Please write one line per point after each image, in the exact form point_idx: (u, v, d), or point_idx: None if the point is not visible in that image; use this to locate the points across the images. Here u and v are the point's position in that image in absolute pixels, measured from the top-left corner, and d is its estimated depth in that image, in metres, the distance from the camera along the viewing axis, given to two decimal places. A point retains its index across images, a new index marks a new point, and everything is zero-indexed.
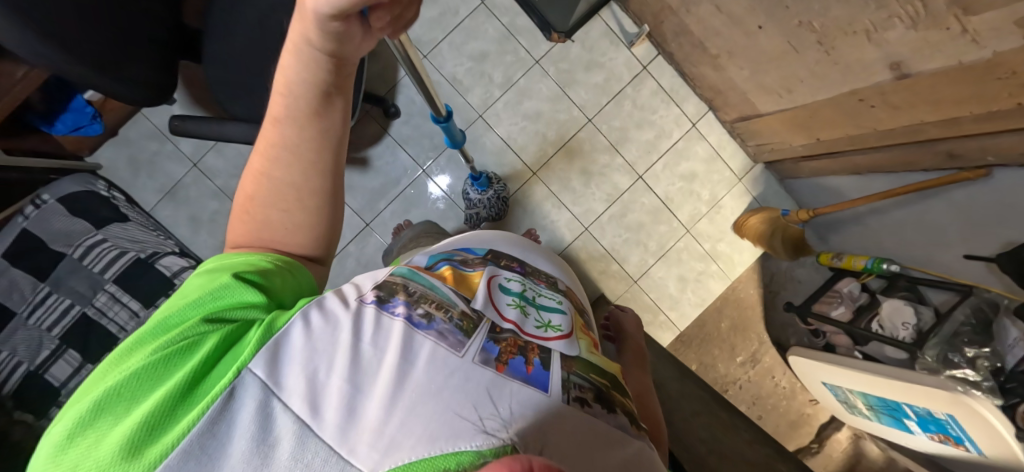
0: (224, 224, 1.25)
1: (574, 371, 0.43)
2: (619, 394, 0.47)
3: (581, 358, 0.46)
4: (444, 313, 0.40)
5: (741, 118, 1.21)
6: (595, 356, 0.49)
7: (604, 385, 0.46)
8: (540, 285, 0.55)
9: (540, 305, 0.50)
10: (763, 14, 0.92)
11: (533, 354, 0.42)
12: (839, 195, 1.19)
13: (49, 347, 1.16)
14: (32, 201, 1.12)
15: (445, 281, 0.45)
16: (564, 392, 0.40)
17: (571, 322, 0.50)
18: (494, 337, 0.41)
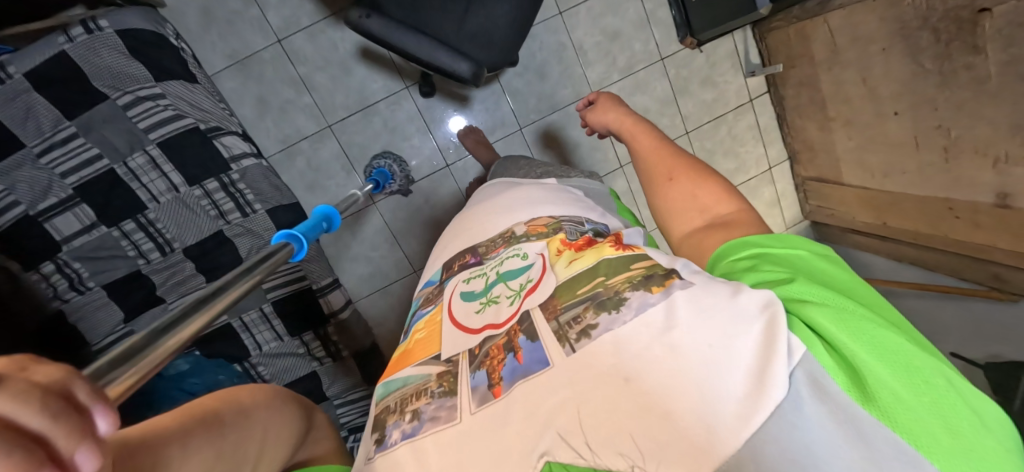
0: (293, 117, 1.13)
1: (560, 310, 0.44)
2: (618, 271, 0.45)
3: (557, 291, 0.46)
4: (427, 397, 0.44)
5: (818, 177, 1.32)
6: (575, 265, 0.49)
7: (600, 283, 0.44)
8: (500, 252, 0.58)
9: (504, 276, 0.53)
10: (907, 103, 1.00)
11: (515, 339, 0.44)
12: (867, 270, 1.35)
13: (59, 195, 1.00)
14: (82, 24, 0.94)
15: (408, 368, 0.49)
16: (560, 343, 0.41)
17: (538, 261, 0.52)
18: (476, 365, 0.44)
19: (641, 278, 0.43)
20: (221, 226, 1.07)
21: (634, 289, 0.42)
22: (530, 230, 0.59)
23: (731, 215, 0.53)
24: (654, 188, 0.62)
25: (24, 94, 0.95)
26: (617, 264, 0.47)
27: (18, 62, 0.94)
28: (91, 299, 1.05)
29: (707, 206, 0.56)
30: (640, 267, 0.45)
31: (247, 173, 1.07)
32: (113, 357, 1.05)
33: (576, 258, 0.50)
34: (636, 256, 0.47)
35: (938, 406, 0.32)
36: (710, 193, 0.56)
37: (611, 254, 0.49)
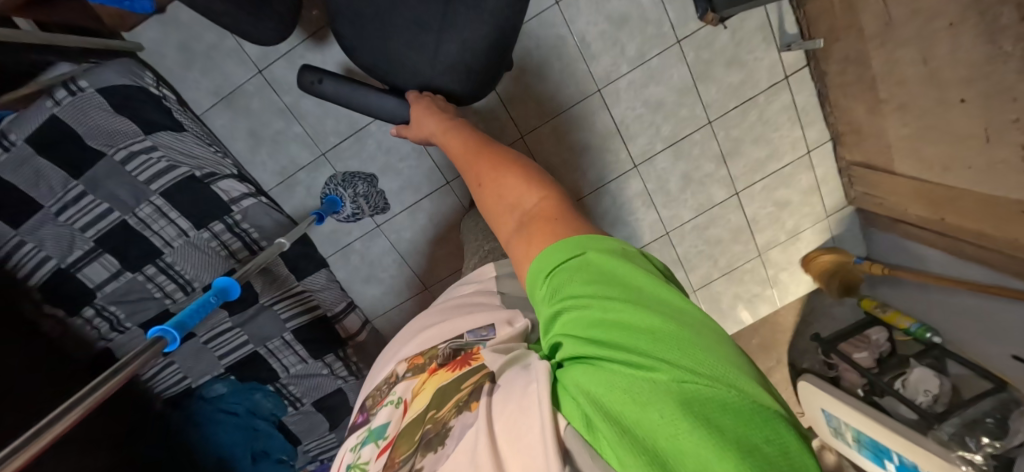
0: (285, 148, 1.10)
1: (406, 454, 0.45)
2: (447, 398, 0.48)
3: (404, 433, 0.48)
4: None
5: (864, 163, 1.16)
6: (418, 406, 0.50)
7: (432, 418, 0.47)
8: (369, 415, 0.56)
9: (372, 431, 0.53)
10: (976, 90, 0.81)
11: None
12: (922, 263, 1.20)
13: (82, 248, 1.06)
14: (65, 86, 0.92)
15: None
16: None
17: (403, 400, 0.53)
18: None
19: (465, 398, 0.46)
20: (232, 265, 1.10)
21: (458, 414, 0.45)
22: (405, 367, 0.58)
23: (537, 208, 0.56)
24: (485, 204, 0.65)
25: (29, 159, 0.97)
26: (448, 392, 0.49)
27: (18, 129, 0.95)
28: (130, 336, 1.14)
29: (520, 204, 0.59)
30: (464, 390, 0.47)
31: (248, 213, 1.09)
32: (159, 386, 1.16)
33: (420, 395, 0.51)
34: (471, 370, 0.50)
35: (654, 438, 0.34)
36: (523, 191, 0.60)
37: (445, 379, 0.51)
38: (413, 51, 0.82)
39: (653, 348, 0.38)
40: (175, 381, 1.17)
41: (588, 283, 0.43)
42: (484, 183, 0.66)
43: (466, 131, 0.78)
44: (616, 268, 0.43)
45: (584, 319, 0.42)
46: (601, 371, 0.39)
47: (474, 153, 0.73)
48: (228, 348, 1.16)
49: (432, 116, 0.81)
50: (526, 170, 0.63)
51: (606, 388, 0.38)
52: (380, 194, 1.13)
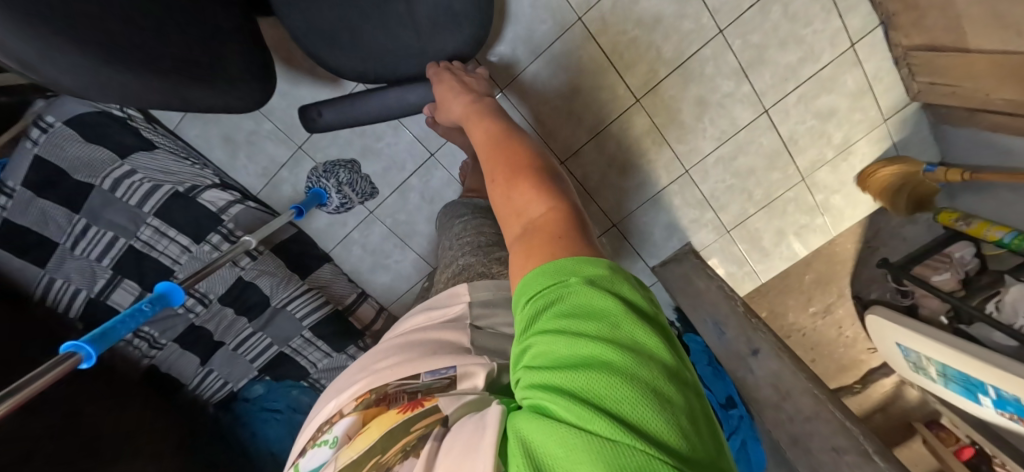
0: (263, 148, 1.06)
1: None
2: (394, 442, 0.41)
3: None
4: None
5: (928, 46, 0.92)
6: (359, 445, 0.43)
7: (374, 463, 0.40)
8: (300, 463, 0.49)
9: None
10: None
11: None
12: (1010, 157, 0.98)
13: (103, 276, 1.06)
14: (35, 125, 0.94)
15: None
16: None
17: (344, 433, 0.46)
18: None
19: (411, 445, 0.40)
20: (239, 273, 1.11)
21: (401, 463, 0.39)
22: (349, 404, 0.50)
23: (540, 220, 0.44)
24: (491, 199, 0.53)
25: (33, 201, 1.00)
26: (393, 434, 0.42)
27: (13, 175, 0.99)
28: (169, 352, 1.16)
29: (523, 211, 0.46)
30: (412, 434, 0.41)
31: (239, 220, 1.06)
32: (207, 392, 1.19)
33: (362, 434, 0.44)
34: (417, 411, 0.43)
35: None
36: (530, 192, 0.47)
37: (394, 417, 0.44)
38: (385, 32, 0.75)
39: (600, 394, 0.29)
40: (219, 387, 1.20)
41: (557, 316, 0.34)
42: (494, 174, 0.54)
43: (490, 113, 0.66)
44: (590, 304, 0.34)
45: (547, 352, 0.32)
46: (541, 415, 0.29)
47: (489, 135, 0.61)
48: (256, 352, 1.19)
49: (456, 97, 0.72)
50: (535, 173, 0.50)
51: (545, 437, 0.28)
52: (365, 179, 1.08)
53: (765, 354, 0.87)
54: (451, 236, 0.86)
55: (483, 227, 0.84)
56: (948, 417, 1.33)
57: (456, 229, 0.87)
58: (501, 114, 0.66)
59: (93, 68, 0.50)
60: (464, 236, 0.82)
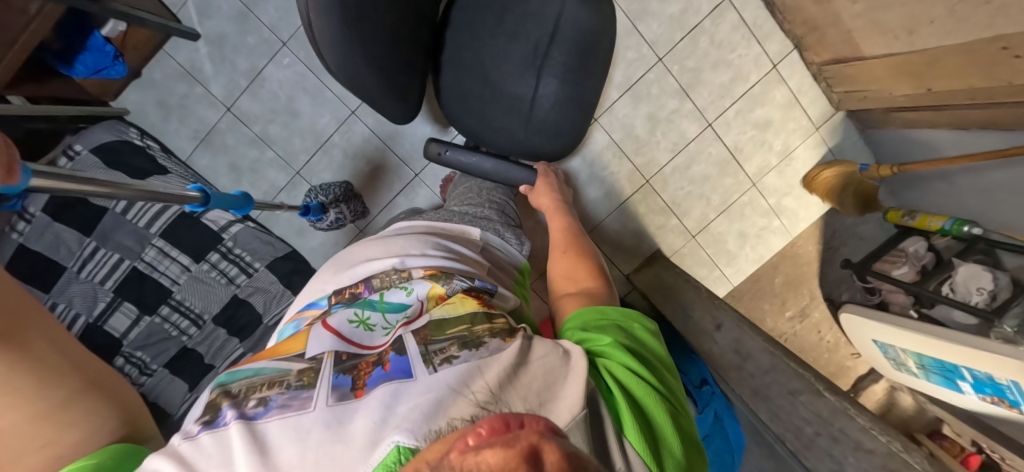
0: (265, 175, 1.18)
1: (430, 341, 0.43)
2: (480, 320, 0.46)
3: (429, 323, 0.46)
4: (279, 389, 0.40)
5: (834, 60, 1.09)
6: (446, 308, 0.48)
7: (465, 328, 0.45)
8: (370, 293, 0.53)
9: (383, 303, 0.50)
10: None
11: (386, 354, 0.43)
12: (930, 149, 1.10)
13: (105, 300, 1.12)
14: (64, 153, 1.06)
15: (265, 362, 0.44)
16: (425, 366, 0.40)
17: (421, 307, 0.50)
18: (344, 370, 0.41)
19: (497, 329, 0.45)
20: (233, 290, 1.18)
21: (492, 337, 0.44)
22: (423, 272, 0.54)
23: (594, 290, 0.64)
24: (553, 270, 0.73)
25: (48, 227, 1.11)
26: (481, 315, 0.47)
27: (34, 201, 1.09)
28: (159, 378, 1.12)
29: (580, 283, 0.66)
30: (502, 323, 0.46)
31: (237, 238, 1.18)
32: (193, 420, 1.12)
33: (447, 303, 0.49)
34: (501, 314, 0.49)
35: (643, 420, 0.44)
36: (585, 273, 0.68)
37: (480, 306, 0.49)
38: (507, 109, 0.86)
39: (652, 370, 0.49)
40: None
41: (623, 331, 0.52)
42: (562, 256, 0.74)
43: (565, 216, 0.86)
44: (645, 335, 0.53)
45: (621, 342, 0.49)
46: (624, 374, 0.46)
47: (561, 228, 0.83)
48: None
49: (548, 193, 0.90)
50: (593, 264, 0.71)
51: (627, 378, 0.45)
52: (358, 199, 1.16)
53: (728, 326, 0.91)
54: (455, 197, 0.91)
55: (494, 196, 0.91)
56: (945, 425, 1.30)
57: (460, 194, 0.92)
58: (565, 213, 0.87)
59: (349, 44, 0.57)
60: (474, 194, 0.89)
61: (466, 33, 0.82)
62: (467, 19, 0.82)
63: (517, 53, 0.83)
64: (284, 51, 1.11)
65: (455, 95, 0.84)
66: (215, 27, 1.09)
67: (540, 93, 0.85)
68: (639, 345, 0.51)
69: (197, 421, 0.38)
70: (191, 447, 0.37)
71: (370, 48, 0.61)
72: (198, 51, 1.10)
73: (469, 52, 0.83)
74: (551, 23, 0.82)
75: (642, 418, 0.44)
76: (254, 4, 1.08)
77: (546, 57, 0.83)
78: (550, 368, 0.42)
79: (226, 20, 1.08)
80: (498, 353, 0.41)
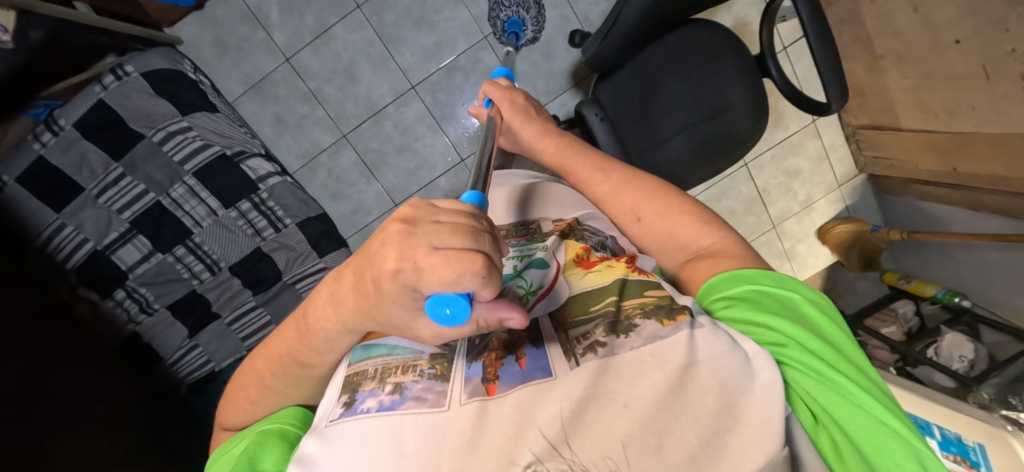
0: (310, 132, 1.16)
1: (570, 327, 0.46)
2: (630, 294, 0.48)
3: (567, 304, 0.50)
4: (413, 375, 0.42)
5: (870, 125, 1.18)
6: (585, 283, 0.52)
7: (613, 302, 0.47)
8: (524, 242, 0.61)
9: (519, 269, 0.55)
10: (970, 27, 0.85)
11: (520, 344, 0.44)
12: (938, 223, 1.20)
13: (119, 230, 1.12)
14: (112, 72, 1.01)
15: (399, 337, 0.46)
16: (566, 357, 0.42)
17: (552, 273, 0.54)
18: (477, 357, 0.43)
19: (653, 307, 0.45)
20: (258, 243, 1.14)
21: (646, 318, 0.44)
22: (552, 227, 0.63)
23: (716, 250, 0.56)
24: (640, 237, 0.61)
25: (76, 143, 1.06)
26: (632, 288, 0.49)
27: (67, 115, 1.04)
28: (160, 319, 1.18)
29: (692, 246, 0.58)
30: (653, 295, 0.47)
31: (274, 191, 1.13)
32: (184, 370, 1.18)
33: (593, 272, 0.53)
34: (652, 283, 0.50)
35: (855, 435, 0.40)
36: (688, 222, 0.58)
37: (627, 273, 0.52)
38: (641, 131, 0.91)
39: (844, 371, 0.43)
40: (199, 365, 1.20)
41: (791, 312, 0.47)
42: (649, 215, 0.59)
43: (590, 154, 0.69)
44: (818, 308, 0.48)
45: (798, 331, 0.44)
46: (817, 375, 0.42)
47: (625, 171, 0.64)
48: (249, 330, 1.18)
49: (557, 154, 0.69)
50: (687, 201, 0.60)
51: (822, 397, 0.41)
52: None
53: None
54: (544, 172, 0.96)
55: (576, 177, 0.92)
56: None
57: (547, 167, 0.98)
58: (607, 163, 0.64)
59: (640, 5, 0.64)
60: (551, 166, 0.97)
61: (661, 57, 0.90)
62: (669, 51, 0.90)
63: (682, 102, 0.91)
64: (356, 14, 1.10)
65: (613, 89, 0.91)
66: None
67: (672, 141, 0.91)
68: (815, 324, 0.47)
69: (338, 404, 0.42)
70: (331, 429, 0.41)
71: (653, 19, 0.68)
72: None
73: (649, 68, 0.90)
74: (724, 100, 0.90)
75: (868, 415, 0.40)
76: None
77: (698, 123, 0.91)
78: (724, 374, 0.39)
79: None
80: (661, 361, 0.40)
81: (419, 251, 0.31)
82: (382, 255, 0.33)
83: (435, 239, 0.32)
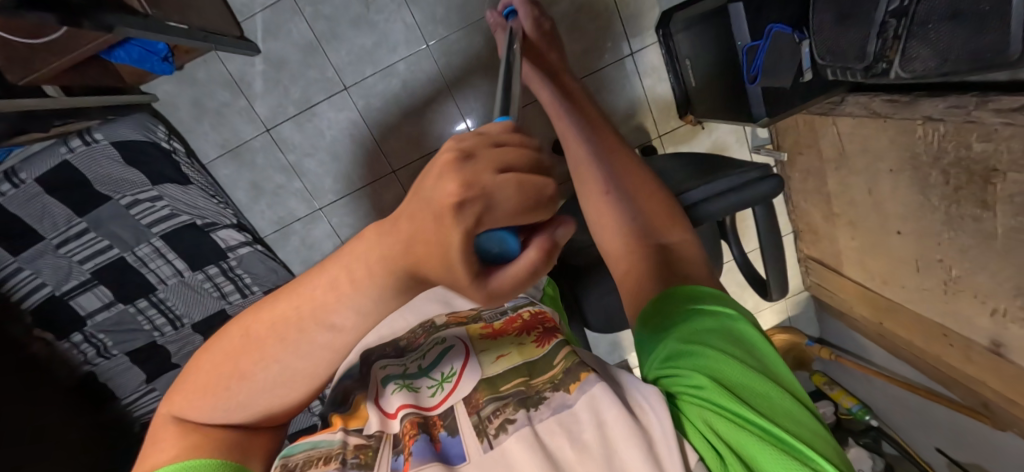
0: (285, 200, 1.16)
1: (482, 407, 0.49)
2: (541, 372, 0.51)
3: (481, 384, 0.52)
4: (336, 465, 0.44)
5: (819, 259, 1.26)
6: (500, 362, 0.55)
7: (522, 383, 0.51)
8: (422, 342, 0.61)
9: (426, 366, 0.56)
10: (910, 226, 0.92)
11: (436, 429, 0.48)
12: (862, 352, 1.31)
13: (79, 279, 1.11)
14: (79, 135, 0.98)
15: (322, 436, 0.48)
16: (480, 439, 0.45)
17: (460, 350, 0.57)
18: (395, 450, 0.46)
19: (561, 377, 0.49)
20: (223, 305, 1.15)
21: (555, 390, 0.47)
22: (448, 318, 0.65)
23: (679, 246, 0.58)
24: (604, 213, 0.61)
25: (37, 196, 1.03)
26: (542, 364, 0.53)
27: (28, 168, 1.01)
28: (115, 364, 1.19)
29: (656, 232, 0.59)
30: (562, 362, 0.51)
31: (243, 260, 1.13)
32: (139, 411, 1.21)
33: (504, 355, 0.56)
34: (557, 350, 0.54)
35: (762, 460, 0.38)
36: (660, 206, 0.60)
37: (533, 353, 0.55)
38: None
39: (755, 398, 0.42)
40: (153, 409, 1.22)
41: (722, 334, 0.47)
42: (618, 193, 0.61)
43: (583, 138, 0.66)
44: (749, 331, 0.48)
45: (717, 359, 0.44)
46: (724, 408, 0.41)
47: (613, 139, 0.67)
48: None
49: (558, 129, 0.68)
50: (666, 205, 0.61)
51: (722, 426, 0.41)
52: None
53: None
54: None
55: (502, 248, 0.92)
56: None
57: None
58: (596, 132, 0.66)
59: None
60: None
61: None
62: None
63: None
64: (343, 95, 1.09)
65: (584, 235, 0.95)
66: (279, 50, 1.05)
67: None
68: (743, 346, 0.47)
69: None
70: None
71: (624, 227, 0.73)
72: (253, 66, 1.06)
73: None
74: None
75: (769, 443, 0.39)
76: (328, 42, 1.04)
77: None
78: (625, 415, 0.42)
79: (293, 47, 1.04)
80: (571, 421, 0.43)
81: (482, 172, 0.26)
82: (435, 186, 0.26)
83: (496, 159, 0.27)
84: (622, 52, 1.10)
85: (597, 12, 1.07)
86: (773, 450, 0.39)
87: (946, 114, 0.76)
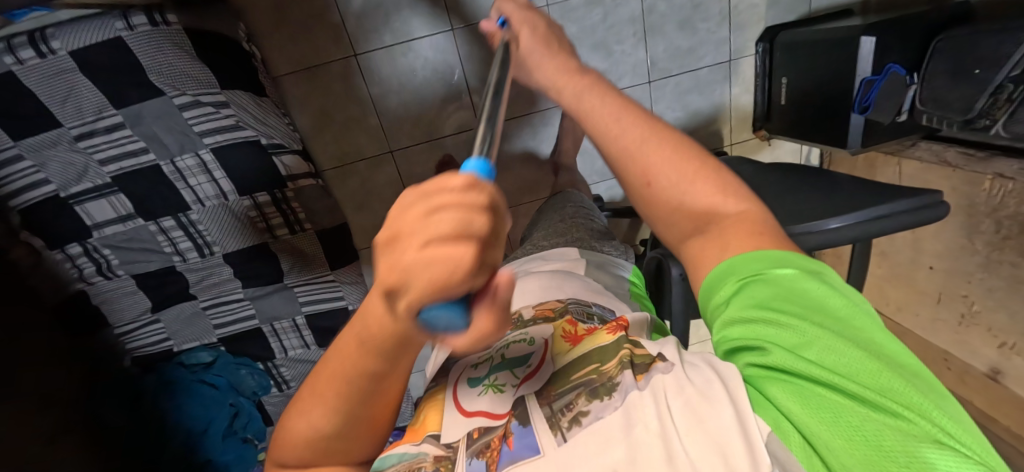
0: (354, 133, 1.12)
1: (554, 399, 0.46)
2: (610, 354, 0.48)
3: (552, 379, 0.49)
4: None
5: None
6: (572, 353, 0.51)
7: (594, 369, 0.47)
8: (508, 333, 0.60)
9: (509, 361, 0.55)
10: (943, 264, 1.07)
11: (510, 426, 0.45)
12: None
13: (94, 182, 0.92)
14: (147, 13, 0.85)
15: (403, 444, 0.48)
16: (551, 431, 0.43)
17: (539, 350, 0.54)
18: (473, 452, 0.44)
19: (624, 364, 0.46)
20: (266, 240, 1.04)
21: (623, 373, 0.44)
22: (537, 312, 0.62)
23: (727, 225, 0.47)
24: (648, 204, 0.51)
25: (65, 73, 0.84)
26: (611, 346, 0.49)
27: (63, 37, 0.82)
28: (115, 286, 1.02)
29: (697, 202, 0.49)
30: (627, 350, 0.47)
31: (303, 191, 1.06)
32: (135, 342, 1.08)
33: (581, 340, 0.53)
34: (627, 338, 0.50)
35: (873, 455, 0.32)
36: (692, 184, 0.49)
37: (604, 338, 0.51)
38: None
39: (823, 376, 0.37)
40: (155, 341, 1.09)
41: (784, 295, 0.40)
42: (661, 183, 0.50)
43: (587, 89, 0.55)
44: (808, 278, 0.42)
45: (779, 333, 0.39)
46: (798, 382, 0.37)
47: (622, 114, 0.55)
48: (229, 318, 1.10)
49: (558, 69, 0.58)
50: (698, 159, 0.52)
51: (803, 418, 0.35)
52: None
53: None
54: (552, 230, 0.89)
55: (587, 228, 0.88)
56: None
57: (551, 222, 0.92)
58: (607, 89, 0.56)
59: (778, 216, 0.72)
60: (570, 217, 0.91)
61: None
62: None
63: None
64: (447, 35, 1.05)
65: None
66: None
67: None
68: (809, 301, 0.40)
69: None
70: None
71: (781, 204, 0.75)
72: None
73: None
74: None
75: (859, 427, 0.33)
76: None
77: None
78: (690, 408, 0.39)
79: None
80: (637, 414, 0.40)
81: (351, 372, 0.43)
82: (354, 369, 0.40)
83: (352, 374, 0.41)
84: (724, 57, 1.15)
85: (711, 12, 1.09)
86: (857, 433, 0.33)
87: (1018, 174, 0.88)
